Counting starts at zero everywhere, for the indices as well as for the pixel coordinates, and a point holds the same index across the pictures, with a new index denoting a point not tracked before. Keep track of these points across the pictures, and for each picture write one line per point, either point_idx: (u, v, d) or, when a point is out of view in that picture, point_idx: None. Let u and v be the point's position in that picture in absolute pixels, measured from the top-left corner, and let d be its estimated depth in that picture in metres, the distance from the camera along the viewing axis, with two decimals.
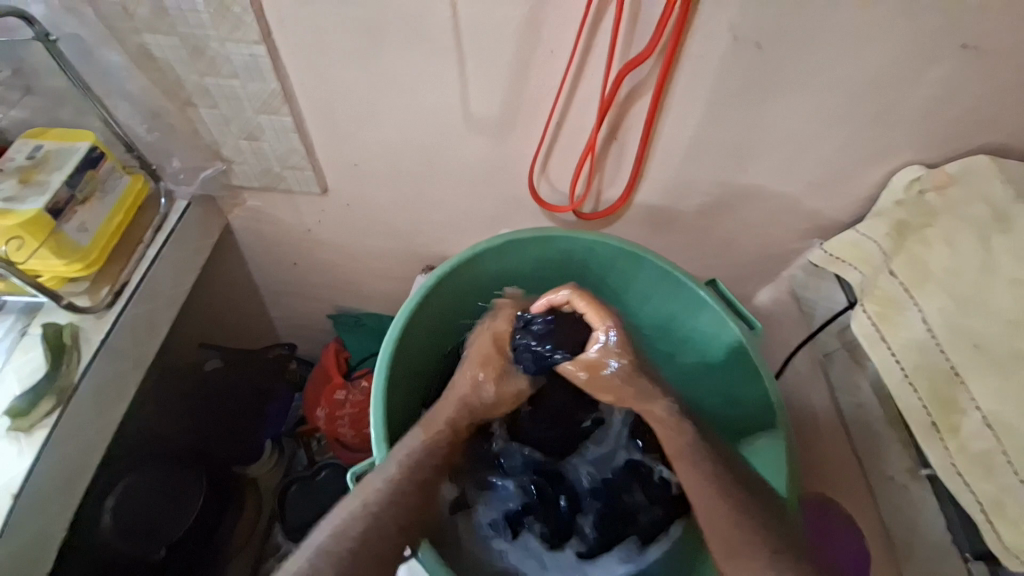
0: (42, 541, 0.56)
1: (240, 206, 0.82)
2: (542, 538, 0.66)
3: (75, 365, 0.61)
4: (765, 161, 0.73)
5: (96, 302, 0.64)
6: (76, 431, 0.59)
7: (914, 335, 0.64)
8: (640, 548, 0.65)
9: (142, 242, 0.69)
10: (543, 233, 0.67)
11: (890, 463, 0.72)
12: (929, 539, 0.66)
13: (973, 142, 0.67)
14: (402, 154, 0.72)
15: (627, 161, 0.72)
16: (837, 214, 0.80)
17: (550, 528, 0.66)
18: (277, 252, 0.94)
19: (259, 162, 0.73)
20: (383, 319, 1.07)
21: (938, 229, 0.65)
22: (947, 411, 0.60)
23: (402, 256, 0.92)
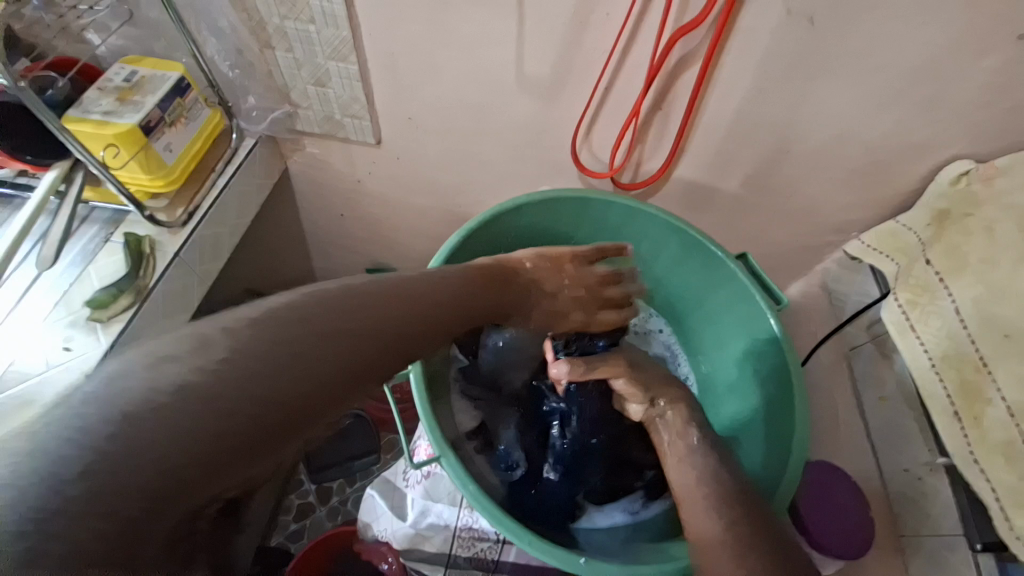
0: None
1: (300, 151, 0.89)
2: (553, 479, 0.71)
3: (150, 271, 0.69)
4: (806, 144, 0.74)
5: (172, 219, 0.73)
6: (146, 328, 0.68)
7: (946, 324, 0.64)
8: (644, 503, 0.72)
9: (214, 170, 0.78)
10: (581, 194, 0.70)
11: (906, 456, 0.71)
12: (941, 533, 0.65)
13: None
14: (454, 110, 0.76)
15: (669, 133, 0.74)
16: (878, 206, 0.80)
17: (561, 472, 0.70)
18: (327, 202, 1.01)
19: (323, 108, 0.79)
20: None
21: (980, 219, 0.64)
22: (971, 400, 0.59)
23: (442, 215, 0.96)
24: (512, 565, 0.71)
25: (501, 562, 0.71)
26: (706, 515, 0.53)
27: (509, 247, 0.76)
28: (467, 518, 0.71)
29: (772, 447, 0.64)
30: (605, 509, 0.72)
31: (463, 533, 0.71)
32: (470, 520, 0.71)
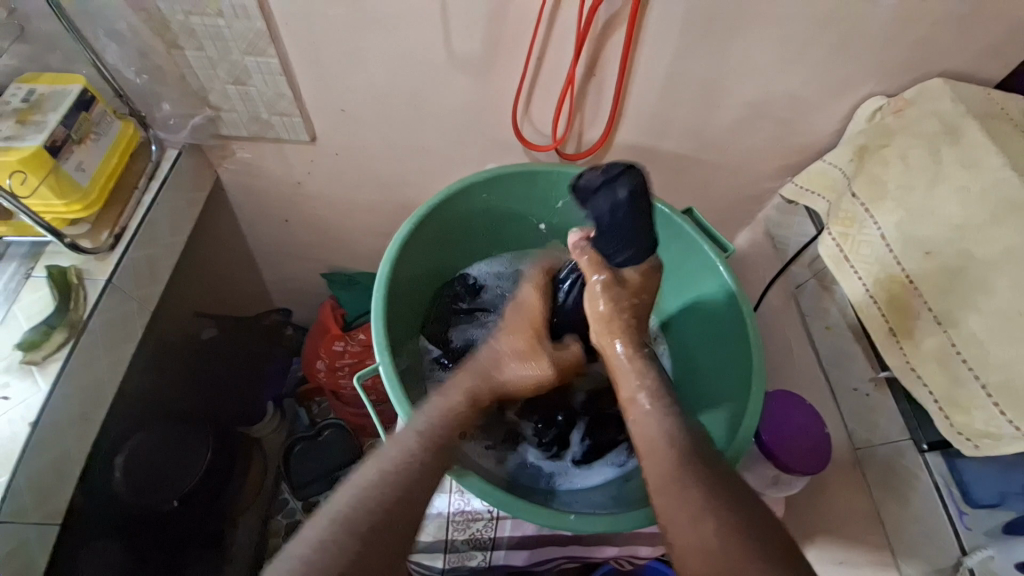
0: (63, 467, 0.60)
1: (229, 158, 0.84)
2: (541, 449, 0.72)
3: (82, 303, 0.64)
4: (736, 97, 0.77)
5: (98, 245, 0.68)
6: (87, 365, 0.63)
7: (875, 251, 0.69)
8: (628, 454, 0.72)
9: (138, 189, 0.73)
10: (526, 168, 0.70)
11: (854, 376, 0.78)
12: (890, 441, 0.72)
13: (927, 69, 0.72)
14: (387, 98, 0.74)
15: (605, 98, 0.75)
16: (806, 149, 0.84)
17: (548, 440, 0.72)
18: (267, 209, 0.96)
19: (248, 108, 0.75)
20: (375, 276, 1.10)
21: (895, 148, 0.70)
22: (904, 317, 0.65)
23: (391, 209, 0.94)
24: (509, 540, 0.72)
25: (499, 539, 0.72)
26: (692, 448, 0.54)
27: (463, 230, 0.75)
28: (459, 501, 0.73)
29: (734, 388, 0.67)
30: (595, 466, 0.72)
31: (457, 516, 0.73)
32: (462, 503, 0.73)
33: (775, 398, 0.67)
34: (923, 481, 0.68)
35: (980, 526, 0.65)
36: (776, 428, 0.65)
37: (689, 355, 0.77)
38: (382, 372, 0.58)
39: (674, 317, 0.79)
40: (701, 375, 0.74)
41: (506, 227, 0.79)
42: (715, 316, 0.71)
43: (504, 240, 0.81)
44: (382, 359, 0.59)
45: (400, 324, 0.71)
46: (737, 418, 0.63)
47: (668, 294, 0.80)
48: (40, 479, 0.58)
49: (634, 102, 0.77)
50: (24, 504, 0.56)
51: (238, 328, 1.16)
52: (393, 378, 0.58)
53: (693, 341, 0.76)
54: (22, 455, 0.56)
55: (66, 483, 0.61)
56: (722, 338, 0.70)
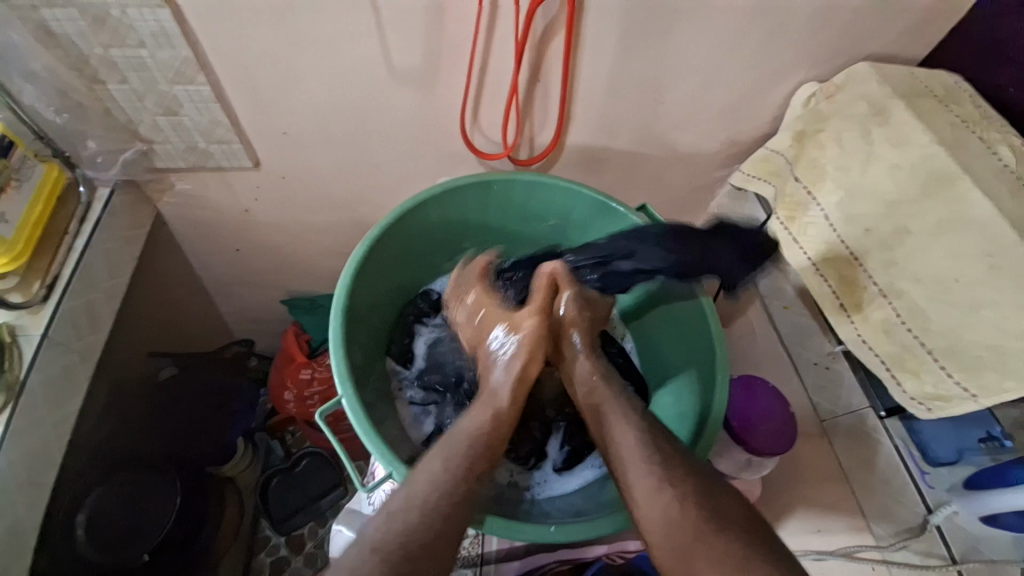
0: (15, 538, 0.56)
1: (168, 191, 0.80)
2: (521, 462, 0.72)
3: (17, 362, 0.60)
4: (678, 93, 0.79)
5: (30, 297, 0.63)
6: (32, 427, 0.59)
7: (820, 230, 0.71)
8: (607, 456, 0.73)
9: (68, 233, 0.68)
10: (480, 179, 0.69)
11: (814, 351, 0.81)
12: (852, 410, 0.76)
13: (850, 55, 0.76)
14: (332, 117, 0.72)
15: (552, 102, 0.76)
16: (748, 138, 0.88)
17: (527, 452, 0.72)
18: (216, 239, 0.92)
19: (182, 139, 0.72)
20: None
21: (829, 132, 0.73)
22: (852, 291, 0.68)
23: (347, 228, 0.92)
24: (498, 554, 0.74)
25: (487, 553, 0.74)
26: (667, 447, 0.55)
27: (421, 245, 0.74)
28: None
29: (698, 378, 0.68)
30: (575, 471, 0.72)
31: None
32: None
33: (741, 386, 0.69)
34: (885, 447, 0.73)
35: (942, 484, 0.69)
36: (746, 415, 0.67)
37: (659, 349, 0.78)
38: (346, 402, 0.56)
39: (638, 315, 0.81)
40: (668, 370, 0.76)
41: (465, 238, 0.78)
42: (676, 309, 0.73)
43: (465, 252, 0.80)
44: (345, 390, 0.57)
45: (363, 350, 0.68)
46: (704, 410, 0.65)
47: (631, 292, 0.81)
48: None
49: (581, 105, 0.77)
50: None
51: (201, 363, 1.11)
52: (358, 409, 0.56)
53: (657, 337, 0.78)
54: None
55: (22, 554, 0.56)
56: (684, 331, 0.72)
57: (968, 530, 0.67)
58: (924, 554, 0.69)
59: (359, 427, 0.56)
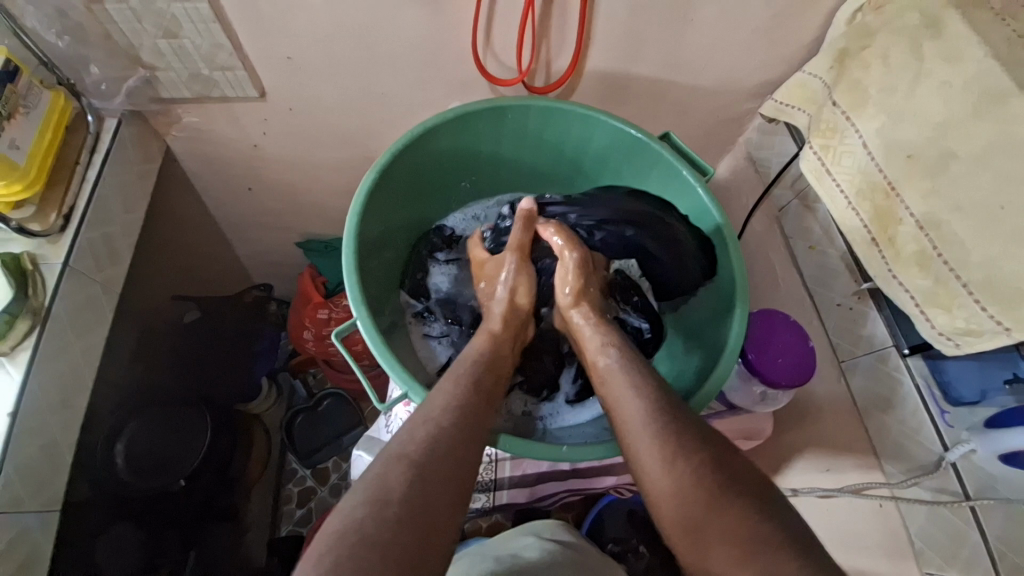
0: (54, 453, 0.60)
1: (176, 124, 0.79)
2: (535, 393, 0.73)
3: (41, 288, 0.61)
4: (708, 10, 0.72)
5: (48, 226, 0.64)
6: (60, 351, 0.61)
7: (855, 160, 0.68)
8: None
9: (79, 164, 0.68)
10: (492, 104, 0.66)
11: (838, 292, 0.78)
12: (872, 350, 0.74)
13: None
14: (337, 40, 0.69)
15: (571, 21, 0.70)
16: (784, 62, 0.81)
17: (541, 384, 0.72)
18: (228, 178, 0.91)
19: (185, 65, 0.69)
20: None
21: (875, 49, 0.67)
22: (885, 223, 0.65)
23: (358, 165, 0.90)
24: (511, 480, 0.75)
25: (500, 479, 0.75)
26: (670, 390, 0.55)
27: (432, 176, 0.72)
28: None
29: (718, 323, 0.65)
30: (588, 404, 0.73)
31: None
32: None
33: (760, 319, 0.68)
34: (904, 385, 0.70)
35: (961, 423, 0.66)
36: (763, 346, 0.66)
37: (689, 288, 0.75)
38: (361, 325, 0.56)
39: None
40: (692, 316, 0.73)
41: (477, 169, 0.75)
42: (704, 243, 0.69)
43: (477, 186, 0.78)
44: (360, 314, 0.57)
45: (375, 282, 0.68)
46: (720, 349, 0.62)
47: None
48: (31, 467, 0.57)
49: (603, 26, 0.71)
50: (19, 492, 0.55)
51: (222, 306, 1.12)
52: (375, 334, 0.56)
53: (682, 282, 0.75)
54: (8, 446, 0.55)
55: (60, 468, 0.60)
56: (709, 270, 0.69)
57: (983, 469, 0.64)
58: (937, 491, 0.68)
59: (380, 350, 0.56)
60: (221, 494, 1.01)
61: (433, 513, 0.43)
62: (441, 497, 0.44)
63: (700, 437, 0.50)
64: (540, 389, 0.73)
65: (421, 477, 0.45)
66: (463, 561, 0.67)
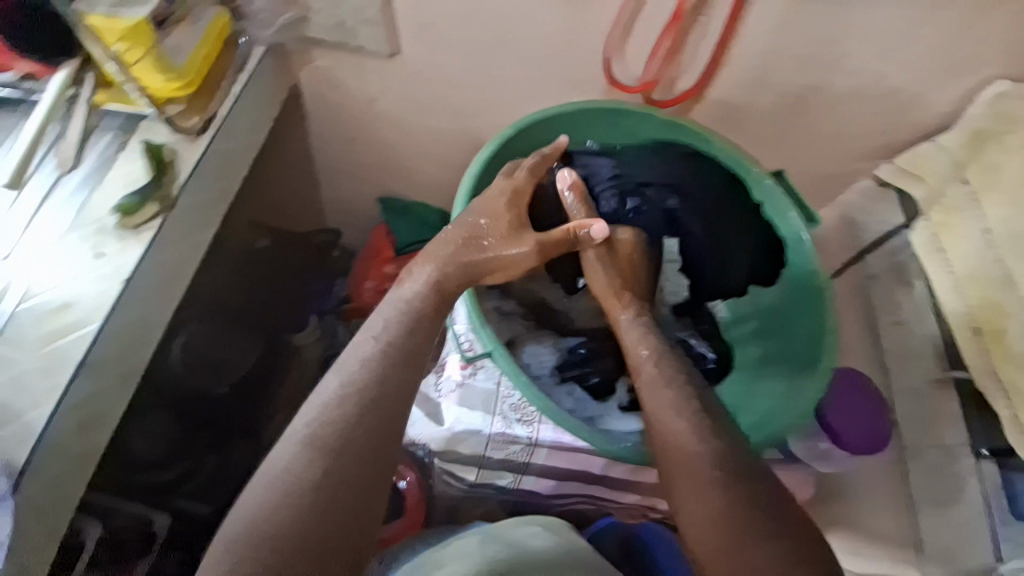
0: (144, 329, 0.64)
1: (309, 64, 0.84)
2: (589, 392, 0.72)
3: (174, 179, 0.66)
4: (846, 62, 0.71)
5: (188, 127, 0.69)
6: (174, 241, 0.66)
7: (973, 245, 0.65)
8: None
9: (226, 80, 0.74)
10: (618, 108, 0.70)
11: (915, 378, 0.74)
12: (940, 446, 0.70)
13: None
14: (477, 17, 0.73)
15: (708, 42, 0.70)
16: (911, 130, 0.78)
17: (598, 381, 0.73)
18: (337, 124, 0.97)
19: (336, 12, 0.76)
20: (428, 210, 1.08)
21: (1018, 136, 0.66)
22: (994, 315, 0.62)
23: (457, 140, 0.93)
24: (539, 468, 0.71)
25: (531, 465, 0.71)
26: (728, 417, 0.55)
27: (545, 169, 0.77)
28: (502, 425, 0.69)
29: (802, 380, 0.66)
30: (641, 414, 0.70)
31: (497, 437, 0.69)
32: (504, 426, 0.69)
33: (839, 384, 0.66)
34: (971, 487, 0.66)
35: None
36: (838, 414, 0.64)
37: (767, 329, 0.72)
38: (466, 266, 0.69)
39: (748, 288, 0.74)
40: (764, 371, 0.70)
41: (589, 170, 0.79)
42: (796, 291, 0.70)
43: None
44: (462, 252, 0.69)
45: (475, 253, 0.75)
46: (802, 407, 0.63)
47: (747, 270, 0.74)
48: (124, 335, 0.61)
49: (739, 55, 0.71)
50: (109, 355, 0.59)
51: (291, 243, 1.19)
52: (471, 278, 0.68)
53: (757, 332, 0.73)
54: (115, 309, 0.59)
55: (146, 341, 0.65)
56: (796, 323, 0.70)
57: None
58: None
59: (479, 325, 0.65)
60: (250, 410, 1.06)
61: (352, 514, 0.48)
62: (356, 496, 0.49)
63: (742, 475, 0.50)
64: (596, 387, 0.73)
65: (330, 464, 0.49)
66: (470, 535, 0.71)
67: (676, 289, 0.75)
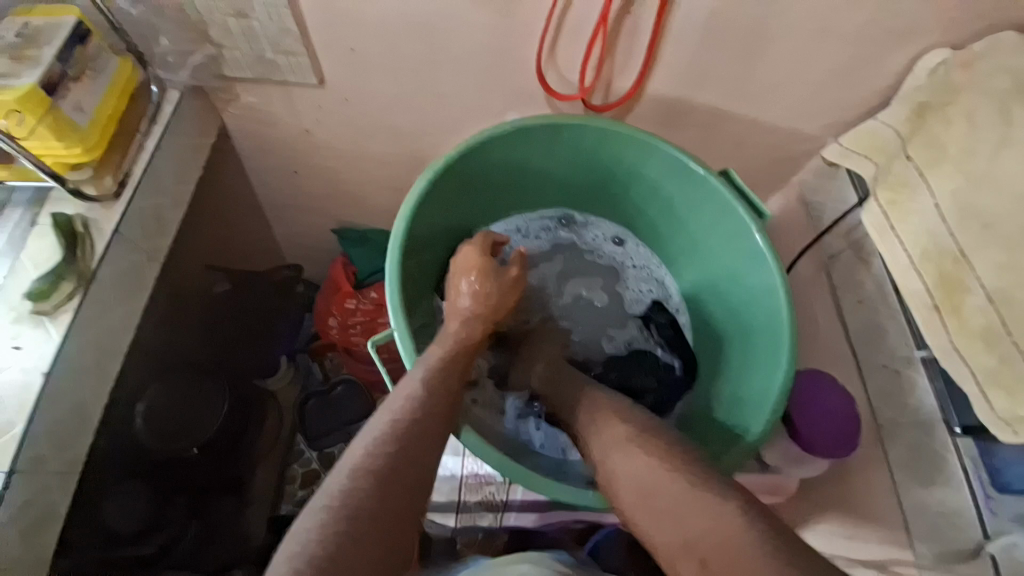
0: (81, 415, 0.60)
1: (233, 102, 0.79)
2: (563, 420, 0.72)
3: (89, 252, 0.62)
4: (784, 43, 0.69)
5: (102, 192, 0.64)
6: (99, 316, 0.62)
7: (925, 220, 0.64)
8: None
9: (139, 132, 0.68)
10: (551, 121, 0.64)
11: (884, 352, 0.74)
12: (915, 420, 0.69)
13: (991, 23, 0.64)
14: (403, 36, 0.68)
15: (639, 37, 0.67)
16: (856, 106, 0.76)
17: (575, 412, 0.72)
18: (275, 158, 0.91)
19: (252, 48, 0.70)
20: (387, 235, 1.06)
21: (960, 106, 0.63)
22: (951, 291, 0.61)
23: (403, 161, 0.89)
24: (521, 503, 0.73)
25: (510, 501, 0.72)
26: None
27: (515, 187, 0.74)
28: (473, 465, 0.72)
29: (771, 360, 0.62)
30: None
31: (471, 479, 0.72)
32: (475, 467, 0.72)
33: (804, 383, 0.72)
34: (950, 465, 0.65)
35: (1008, 511, 0.61)
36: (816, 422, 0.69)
37: (715, 325, 0.73)
38: (398, 337, 0.57)
39: (703, 285, 0.74)
40: (740, 353, 0.68)
41: (536, 189, 0.76)
42: (757, 298, 0.65)
43: (528, 195, 0.76)
44: (397, 323, 0.57)
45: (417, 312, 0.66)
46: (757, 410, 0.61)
47: (722, 258, 0.69)
48: (59, 427, 0.57)
49: (691, 23, 0.66)
50: (42, 451, 0.56)
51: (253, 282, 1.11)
52: (407, 339, 0.57)
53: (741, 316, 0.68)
54: (38, 405, 0.55)
55: (84, 430, 0.60)
56: (747, 302, 0.67)
57: None
58: None
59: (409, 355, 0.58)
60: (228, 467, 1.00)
61: None
62: None
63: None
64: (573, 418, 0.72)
65: None
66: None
67: (638, 299, 0.81)
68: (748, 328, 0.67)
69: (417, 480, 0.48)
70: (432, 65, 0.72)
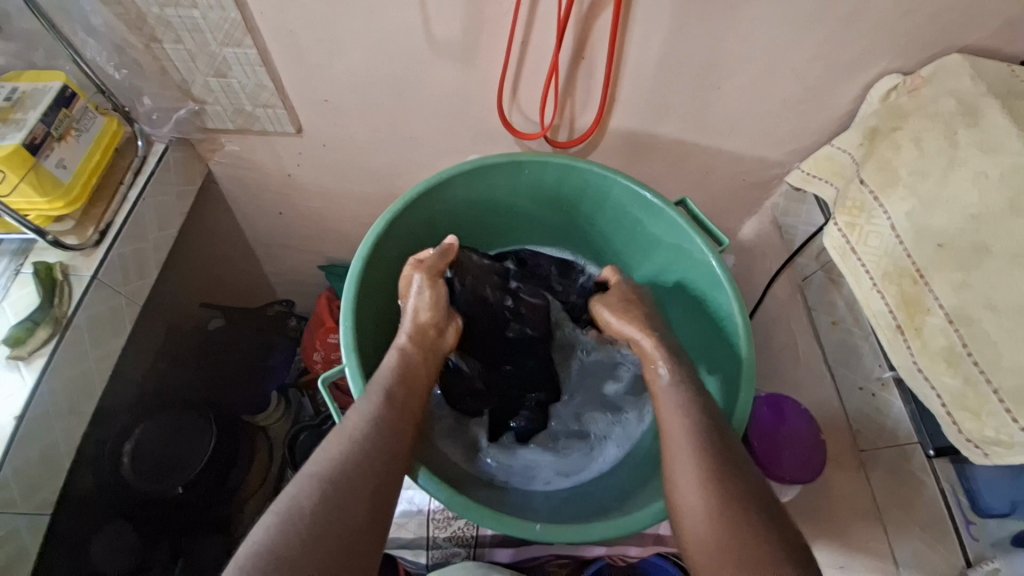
0: (52, 461, 0.61)
1: (218, 151, 0.83)
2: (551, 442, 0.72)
3: (67, 299, 0.65)
4: (736, 78, 0.71)
5: (84, 241, 0.67)
6: (75, 359, 0.64)
7: (883, 243, 0.65)
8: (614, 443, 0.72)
9: (123, 184, 0.72)
10: (509, 158, 0.67)
11: (860, 374, 0.74)
12: (894, 444, 0.68)
13: (936, 51, 0.66)
14: (373, 86, 0.72)
15: (596, 80, 0.70)
16: (816, 132, 0.78)
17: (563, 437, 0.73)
18: (260, 201, 0.94)
19: (231, 101, 0.74)
20: None
21: (907, 130, 0.65)
22: (912, 312, 0.61)
23: (383, 199, 0.92)
24: (493, 538, 0.72)
25: (481, 537, 0.72)
26: (685, 485, 0.48)
27: (480, 220, 0.77)
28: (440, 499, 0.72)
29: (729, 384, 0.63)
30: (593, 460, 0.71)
31: (438, 513, 0.71)
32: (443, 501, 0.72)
33: (771, 408, 0.71)
34: (929, 489, 0.64)
35: (988, 537, 0.61)
36: (775, 443, 0.68)
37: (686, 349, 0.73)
38: (348, 373, 0.57)
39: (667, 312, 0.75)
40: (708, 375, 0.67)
41: (501, 221, 0.78)
42: (715, 323, 0.66)
43: (494, 227, 0.79)
44: (348, 360, 0.57)
45: (373, 338, 0.66)
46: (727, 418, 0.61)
47: (685, 283, 0.70)
48: (28, 470, 0.58)
49: (644, 64, 0.69)
50: (13, 494, 0.57)
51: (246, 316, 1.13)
52: (357, 370, 0.57)
53: (707, 339, 0.68)
54: (6, 453, 0.56)
55: (55, 475, 0.61)
56: (708, 326, 0.67)
57: None
58: None
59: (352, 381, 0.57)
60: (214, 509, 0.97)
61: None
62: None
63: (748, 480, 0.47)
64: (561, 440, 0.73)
65: None
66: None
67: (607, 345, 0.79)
68: (714, 350, 0.66)
69: (364, 498, 0.46)
70: (402, 112, 0.75)
